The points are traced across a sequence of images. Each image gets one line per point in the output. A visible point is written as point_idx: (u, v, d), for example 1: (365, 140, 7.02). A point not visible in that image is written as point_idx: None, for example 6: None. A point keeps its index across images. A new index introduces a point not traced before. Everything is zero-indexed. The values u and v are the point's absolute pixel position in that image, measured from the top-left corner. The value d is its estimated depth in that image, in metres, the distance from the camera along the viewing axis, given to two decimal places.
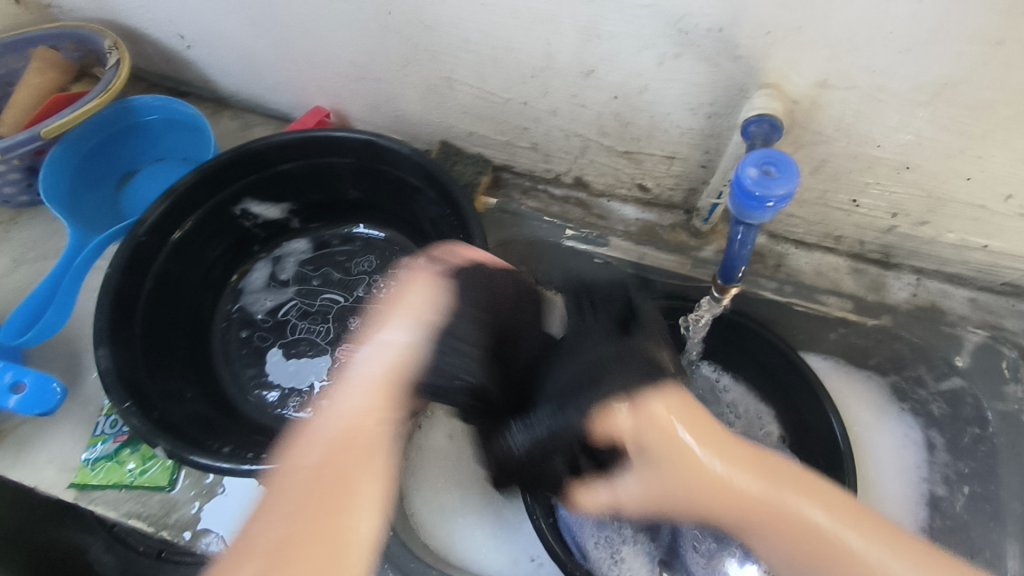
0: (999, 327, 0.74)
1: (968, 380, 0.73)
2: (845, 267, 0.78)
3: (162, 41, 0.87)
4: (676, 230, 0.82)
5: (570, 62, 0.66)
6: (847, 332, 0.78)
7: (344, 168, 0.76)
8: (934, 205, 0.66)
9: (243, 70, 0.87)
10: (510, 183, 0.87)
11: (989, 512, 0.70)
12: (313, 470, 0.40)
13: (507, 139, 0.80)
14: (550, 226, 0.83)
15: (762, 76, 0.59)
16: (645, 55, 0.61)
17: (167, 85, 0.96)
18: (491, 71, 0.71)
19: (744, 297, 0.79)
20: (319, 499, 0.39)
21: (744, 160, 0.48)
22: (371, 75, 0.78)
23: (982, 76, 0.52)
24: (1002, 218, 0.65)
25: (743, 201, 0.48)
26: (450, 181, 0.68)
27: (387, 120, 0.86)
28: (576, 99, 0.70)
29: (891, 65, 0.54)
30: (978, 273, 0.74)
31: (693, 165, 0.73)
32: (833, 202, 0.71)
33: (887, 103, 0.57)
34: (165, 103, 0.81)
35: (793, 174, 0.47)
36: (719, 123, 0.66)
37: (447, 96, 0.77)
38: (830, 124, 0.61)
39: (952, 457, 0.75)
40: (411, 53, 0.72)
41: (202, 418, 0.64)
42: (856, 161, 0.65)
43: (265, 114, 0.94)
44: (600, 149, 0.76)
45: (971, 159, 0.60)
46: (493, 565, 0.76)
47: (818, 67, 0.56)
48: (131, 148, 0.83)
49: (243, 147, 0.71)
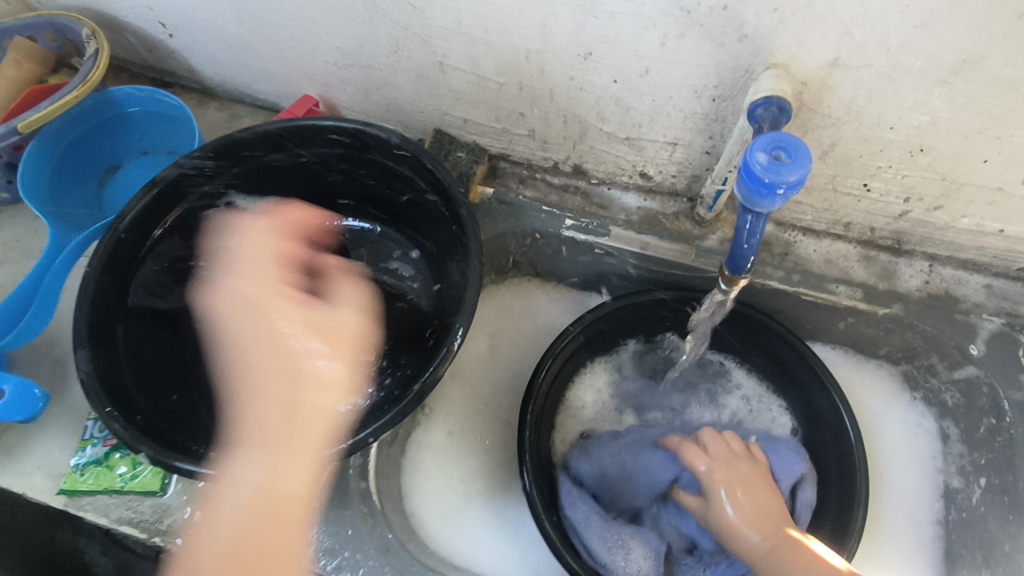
0: (1015, 314, 0.71)
1: (983, 368, 0.70)
2: (855, 254, 0.75)
3: (143, 30, 0.83)
4: (680, 219, 0.79)
5: (567, 45, 0.63)
6: (856, 322, 0.76)
7: (331, 158, 0.73)
8: (949, 189, 0.64)
9: (227, 60, 0.84)
10: (508, 172, 0.84)
11: (1008, 505, 0.68)
12: (275, 425, 0.46)
13: (503, 127, 0.78)
14: (549, 216, 0.80)
15: (770, 57, 0.56)
16: (647, 35, 0.58)
17: (151, 75, 0.93)
18: (484, 55, 0.68)
19: (750, 288, 0.76)
20: (266, 517, 0.45)
21: (753, 145, 0.45)
22: (360, 62, 0.75)
23: (1003, 53, 0.49)
24: (1020, 201, 0.62)
25: (752, 189, 0.45)
26: (442, 170, 0.66)
27: (379, 109, 0.83)
28: (574, 82, 0.67)
29: (906, 41, 0.51)
30: (994, 259, 0.71)
31: (697, 151, 0.70)
32: (843, 187, 0.68)
33: (901, 82, 0.54)
34: (147, 94, 0.78)
35: (806, 159, 0.44)
36: (724, 107, 0.63)
37: (439, 82, 0.74)
38: (841, 106, 0.58)
39: (967, 448, 0.73)
40: (401, 37, 0.69)
41: (187, 421, 0.62)
42: (868, 144, 0.62)
43: (253, 105, 0.91)
44: (600, 136, 0.73)
45: (989, 140, 0.57)
46: (497, 566, 0.74)
47: (830, 45, 0.53)
48: (114, 141, 0.80)
49: (226, 138, 0.68)
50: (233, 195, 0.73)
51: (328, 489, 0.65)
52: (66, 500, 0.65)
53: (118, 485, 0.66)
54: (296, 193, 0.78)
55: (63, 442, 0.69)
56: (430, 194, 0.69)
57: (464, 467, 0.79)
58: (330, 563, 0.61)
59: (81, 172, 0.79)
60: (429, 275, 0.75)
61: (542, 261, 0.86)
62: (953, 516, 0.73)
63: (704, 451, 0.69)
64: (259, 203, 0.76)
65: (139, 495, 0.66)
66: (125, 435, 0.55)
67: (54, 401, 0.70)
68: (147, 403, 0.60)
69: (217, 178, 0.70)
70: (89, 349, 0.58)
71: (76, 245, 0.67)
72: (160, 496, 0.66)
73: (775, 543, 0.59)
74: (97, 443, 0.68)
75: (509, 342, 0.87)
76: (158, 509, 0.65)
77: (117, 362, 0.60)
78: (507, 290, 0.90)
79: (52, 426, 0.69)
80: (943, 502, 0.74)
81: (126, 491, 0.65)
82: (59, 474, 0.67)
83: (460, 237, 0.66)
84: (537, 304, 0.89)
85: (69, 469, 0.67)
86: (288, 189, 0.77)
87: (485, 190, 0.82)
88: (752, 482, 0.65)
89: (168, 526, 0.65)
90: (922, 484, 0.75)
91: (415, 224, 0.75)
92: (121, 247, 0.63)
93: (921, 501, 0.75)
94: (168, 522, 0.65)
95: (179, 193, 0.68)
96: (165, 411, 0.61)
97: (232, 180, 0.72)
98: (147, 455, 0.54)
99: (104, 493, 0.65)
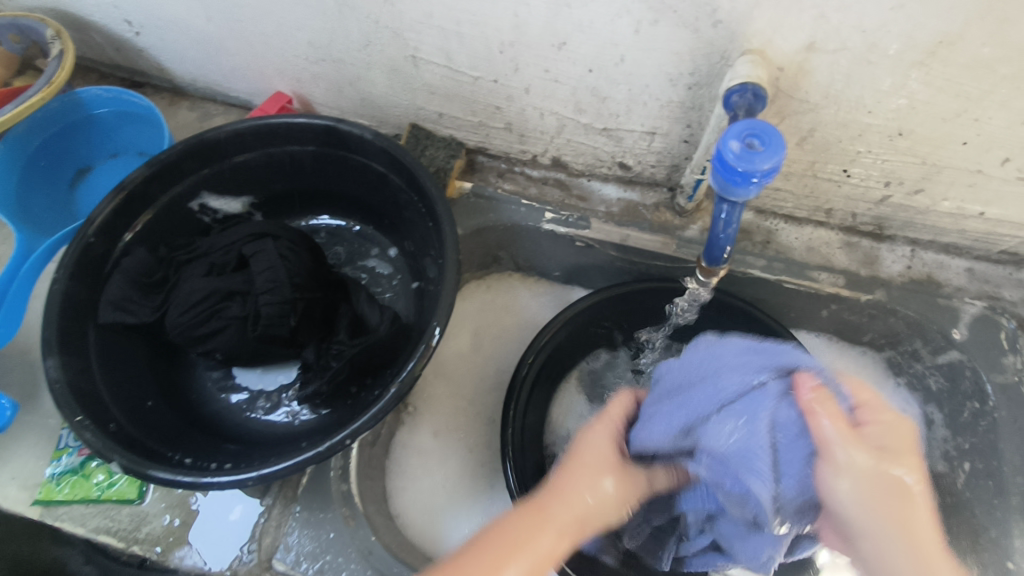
0: (997, 298, 0.71)
1: (966, 353, 0.70)
2: (836, 241, 0.75)
3: (110, 29, 0.81)
4: (660, 210, 0.78)
5: (541, 34, 0.61)
6: (839, 309, 0.75)
7: (305, 156, 0.72)
8: (929, 172, 0.63)
9: (197, 57, 0.82)
10: (486, 166, 0.83)
11: (992, 488, 0.67)
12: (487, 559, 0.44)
13: (479, 120, 0.76)
14: (528, 209, 0.79)
15: (744, 42, 0.55)
16: (621, 23, 0.57)
17: (121, 75, 0.91)
18: (458, 46, 0.66)
19: (732, 277, 0.75)
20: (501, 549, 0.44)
21: (726, 132, 0.44)
22: (333, 56, 0.74)
23: (980, 32, 0.48)
24: (1000, 184, 0.62)
25: (726, 178, 0.44)
26: (416, 164, 0.65)
27: (353, 105, 0.81)
28: (549, 74, 0.66)
29: (882, 23, 0.50)
30: (975, 243, 0.71)
31: (675, 140, 0.69)
32: (823, 173, 0.67)
33: (878, 65, 0.53)
34: (115, 95, 0.76)
35: (780, 146, 0.43)
36: (701, 94, 0.62)
37: (414, 76, 0.73)
38: (817, 91, 0.58)
39: (951, 432, 0.72)
40: (372, 29, 0.68)
41: (163, 428, 0.60)
42: (846, 129, 0.61)
43: (226, 103, 0.89)
44: (577, 128, 0.72)
45: (967, 122, 0.56)
46: None
47: (806, 28, 0.52)
48: (84, 144, 0.78)
49: (197, 137, 0.67)
50: (205, 196, 0.72)
51: (309, 492, 0.64)
52: (43, 511, 0.64)
53: (95, 494, 0.64)
54: (270, 193, 0.76)
55: (38, 452, 0.67)
56: (405, 190, 0.69)
57: (449, 465, 0.79)
58: (312, 567, 0.60)
59: (50, 176, 0.77)
60: (408, 272, 0.74)
61: (523, 255, 0.85)
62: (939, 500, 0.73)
63: (870, 443, 0.42)
64: (233, 203, 0.74)
65: (116, 504, 0.64)
66: (96, 444, 0.52)
67: (28, 410, 0.69)
68: (120, 410, 0.58)
69: (189, 179, 0.69)
70: (59, 356, 0.56)
71: (41, 252, 0.66)
72: (137, 504, 0.64)
73: (903, 500, 0.41)
74: (74, 452, 0.67)
75: (492, 337, 0.86)
76: (136, 517, 0.63)
77: (89, 367, 0.58)
78: (490, 286, 0.90)
79: (26, 436, 0.68)
80: None
81: (103, 500, 0.64)
82: (35, 485, 0.65)
83: (436, 233, 0.66)
84: (519, 299, 0.89)
85: (45, 479, 0.65)
86: (262, 189, 0.75)
87: (463, 184, 0.81)
88: (902, 440, 0.43)
89: (147, 534, 0.63)
90: None
91: (393, 220, 0.74)
92: (90, 251, 0.61)
93: None
94: (146, 530, 0.63)
95: (149, 194, 0.66)
96: (139, 418, 0.59)
97: (204, 180, 0.70)
98: (119, 463, 0.52)
99: (81, 503, 0.64)
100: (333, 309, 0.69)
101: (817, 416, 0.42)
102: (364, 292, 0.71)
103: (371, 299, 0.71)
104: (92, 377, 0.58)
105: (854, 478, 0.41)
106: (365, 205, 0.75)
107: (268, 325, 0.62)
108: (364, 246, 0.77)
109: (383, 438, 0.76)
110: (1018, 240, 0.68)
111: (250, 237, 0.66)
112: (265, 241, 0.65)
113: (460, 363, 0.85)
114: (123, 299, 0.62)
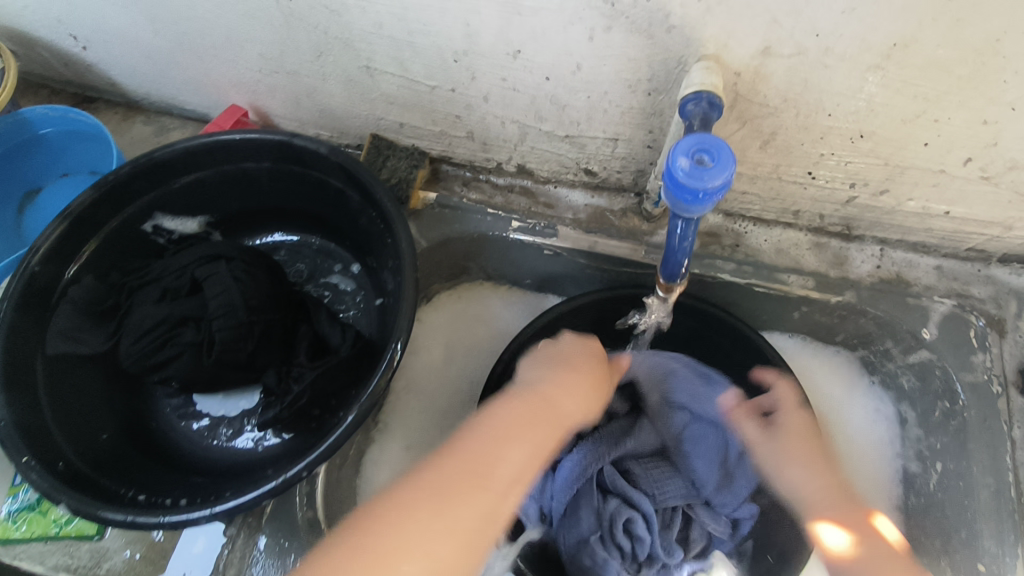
0: (966, 295, 0.71)
1: (937, 353, 0.69)
2: (806, 242, 0.74)
3: (56, 44, 0.79)
4: (628, 215, 0.77)
5: (494, 43, 0.59)
6: (810, 311, 0.75)
7: (261, 173, 0.70)
8: (892, 173, 0.62)
9: (149, 71, 0.79)
10: (451, 175, 0.81)
11: (961, 488, 0.66)
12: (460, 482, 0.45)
13: (441, 129, 0.74)
14: (494, 219, 0.77)
15: (700, 48, 0.53)
16: (574, 31, 0.56)
17: (72, 90, 0.88)
18: (411, 57, 0.64)
19: (701, 281, 0.74)
20: (471, 475, 0.46)
21: (675, 149, 0.42)
22: (285, 69, 0.72)
23: (934, 34, 0.47)
24: (963, 183, 0.61)
25: (677, 194, 0.43)
26: (372, 181, 0.63)
27: (311, 116, 0.79)
28: (506, 82, 0.64)
29: (835, 27, 0.49)
30: (943, 241, 0.70)
31: (638, 146, 0.68)
32: (788, 176, 0.66)
33: (834, 69, 0.52)
34: (61, 113, 0.73)
35: (730, 162, 0.42)
36: (661, 100, 0.61)
37: (370, 86, 0.71)
38: (776, 96, 0.56)
39: (924, 432, 0.72)
40: (322, 42, 0.66)
41: (119, 464, 0.59)
42: (808, 133, 0.60)
43: (182, 116, 0.86)
44: (539, 135, 0.71)
45: (927, 124, 0.55)
46: None
47: (759, 34, 0.51)
48: (34, 164, 0.76)
49: (146, 158, 0.65)
50: (158, 216, 0.70)
51: (272, 520, 0.62)
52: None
53: (53, 530, 0.62)
54: (227, 211, 0.74)
55: None
56: (364, 207, 0.67)
57: None
58: None
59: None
60: (371, 289, 0.72)
61: (493, 263, 0.84)
62: (913, 501, 0.72)
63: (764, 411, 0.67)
64: (188, 223, 0.72)
65: (75, 539, 0.62)
66: (43, 485, 0.51)
67: None
68: (72, 447, 0.56)
69: (140, 201, 0.67)
70: (4, 394, 0.54)
71: None
72: (97, 539, 0.62)
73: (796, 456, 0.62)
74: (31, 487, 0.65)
75: (463, 349, 0.85)
76: (96, 553, 0.62)
77: (36, 403, 0.56)
78: (462, 296, 0.88)
79: None
80: (902, 488, 0.73)
81: (62, 536, 0.62)
82: None
83: (394, 252, 0.64)
84: (491, 307, 0.87)
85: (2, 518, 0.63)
86: (219, 207, 0.73)
87: (428, 195, 0.79)
88: (795, 428, 0.65)
89: (107, 570, 0.61)
90: (881, 471, 0.75)
91: (353, 236, 0.72)
92: (35, 282, 0.59)
93: (880, 488, 0.75)
94: (106, 567, 0.61)
95: (97, 218, 0.64)
96: (93, 456, 0.57)
97: (156, 201, 0.68)
98: (68, 505, 0.51)
99: (39, 540, 0.62)
100: (293, 329, 0.68)
101: (740, 423, 0.67)
102: (326, 312, 0.69)
103: (333, 318, 0.69)
104: (40, 415, 0.56)
105: (778, 452, 0.63)
106: (325, 221, 0.74)
107: (224, 352, 0.61)
108: (326, 263, 0.75)
109: (353, 457, 0.75)
110: (986, 237, 0.68)
111: (203, 260, 0.64)
112: (218, 264, 0.63)
113: (432, 376, 0.84)
114: (73, 328, 0.61)
